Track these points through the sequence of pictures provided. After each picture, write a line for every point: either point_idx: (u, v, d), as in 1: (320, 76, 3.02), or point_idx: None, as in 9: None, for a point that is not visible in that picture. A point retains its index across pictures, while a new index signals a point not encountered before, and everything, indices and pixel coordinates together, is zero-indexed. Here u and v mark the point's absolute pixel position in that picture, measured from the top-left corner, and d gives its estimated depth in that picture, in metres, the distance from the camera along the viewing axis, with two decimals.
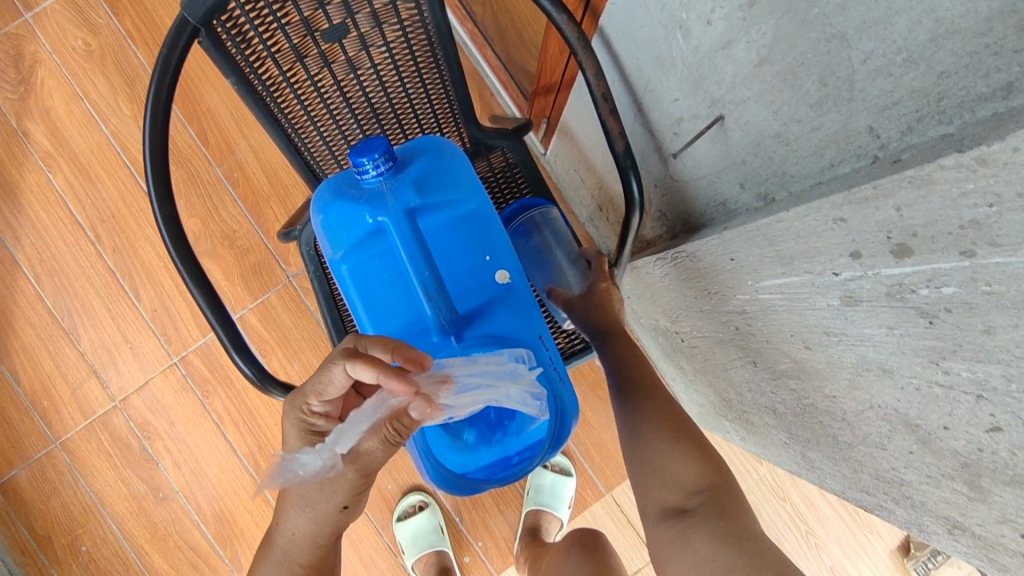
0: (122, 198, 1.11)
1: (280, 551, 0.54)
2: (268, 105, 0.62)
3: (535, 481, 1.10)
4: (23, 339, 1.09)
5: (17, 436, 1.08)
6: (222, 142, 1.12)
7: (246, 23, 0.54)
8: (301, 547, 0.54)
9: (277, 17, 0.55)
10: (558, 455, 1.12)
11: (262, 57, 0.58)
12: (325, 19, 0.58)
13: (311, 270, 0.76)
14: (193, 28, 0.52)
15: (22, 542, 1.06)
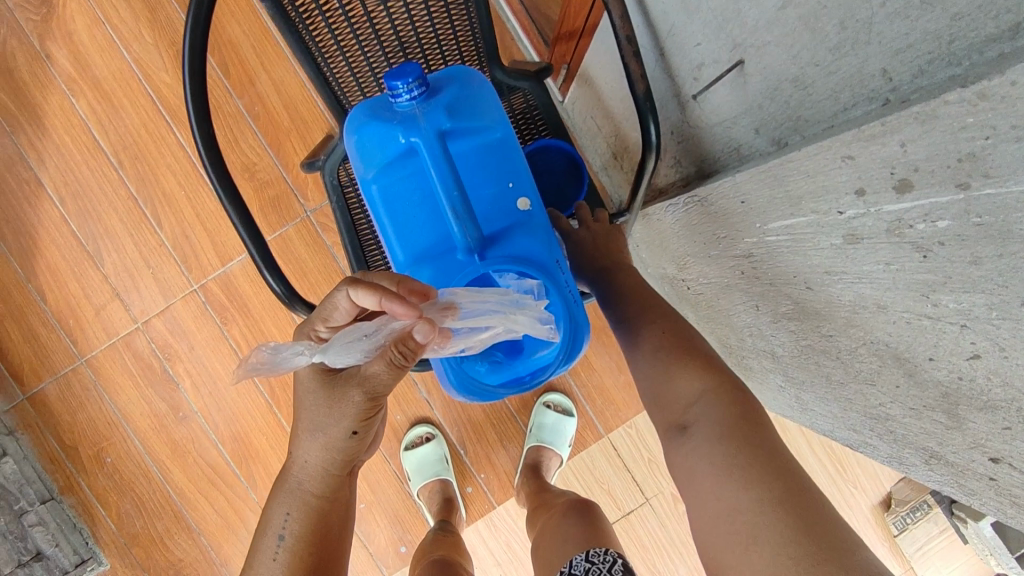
0: (144, 126, 1.12)
1: (293, 481, 0.56)
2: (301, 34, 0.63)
3: (537, 420, 1.15)
4: (49, 260, 1.12)
5: (44, 351, 1.13)
6: (243, 74, 1.13)
7: None
8: (314, 476, 0.56)
9: None
10: (557, 394, 1.16)
11: None
12: None
13: (334, 199, 0.79)
14: None
15: (51, 450, 1.13)
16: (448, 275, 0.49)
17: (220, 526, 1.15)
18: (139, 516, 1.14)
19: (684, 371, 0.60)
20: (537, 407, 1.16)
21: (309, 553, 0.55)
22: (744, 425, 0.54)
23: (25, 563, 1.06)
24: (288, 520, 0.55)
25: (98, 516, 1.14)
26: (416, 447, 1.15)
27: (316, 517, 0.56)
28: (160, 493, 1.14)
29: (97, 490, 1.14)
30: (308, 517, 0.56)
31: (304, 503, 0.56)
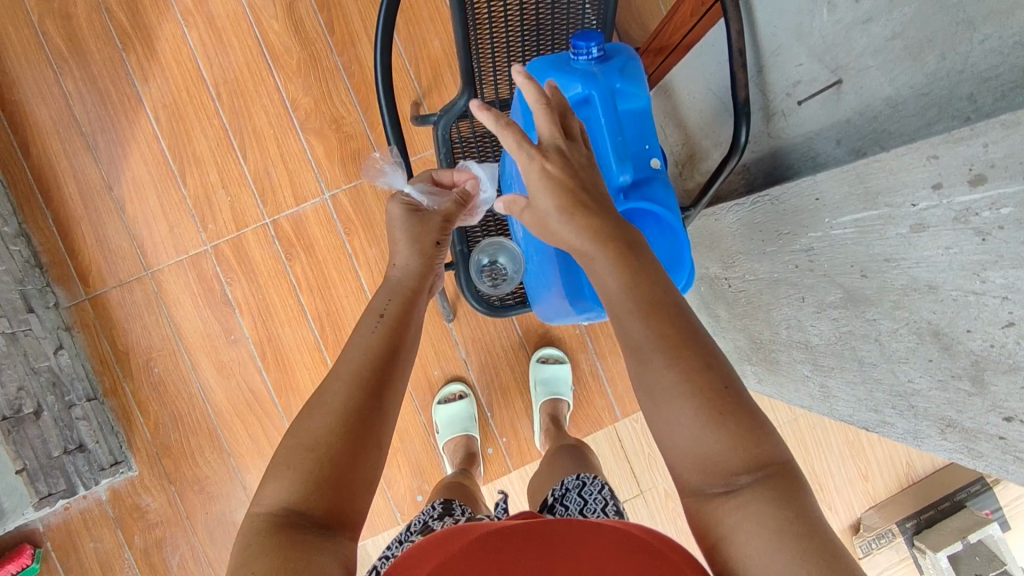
0: (247, 65, 1.20)
1: (393, 279, 0.65)
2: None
3: (539, 375, 1.21)
4: (135, 172, 1.19)
5: (113, 257, 1.19)
6: (346, 34, 1.21)
7: None
8: (411, 275, 0.66)
9: None
10: (549, 348, 1.24)
11: None
12: None
13: (444, 152, 0.90)
14: None
15: (103, 353, 1.18)
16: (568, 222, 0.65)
17: (251, 450, 1.19)
18: (174, 428, 1.19)
19: (666, 356, 0.46)
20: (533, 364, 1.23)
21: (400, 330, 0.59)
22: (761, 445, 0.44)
23: (70, 452, 1.11)
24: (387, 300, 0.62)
25: (137, 422, 1.19)
26: (448, 402, 1.22)
27: (408, 303, 0.63)
28: (198, 409, 1.19)
29: (140, 397, 1.19)
30: (391, 295, 0.63)
31: (400, 292, 0.63)
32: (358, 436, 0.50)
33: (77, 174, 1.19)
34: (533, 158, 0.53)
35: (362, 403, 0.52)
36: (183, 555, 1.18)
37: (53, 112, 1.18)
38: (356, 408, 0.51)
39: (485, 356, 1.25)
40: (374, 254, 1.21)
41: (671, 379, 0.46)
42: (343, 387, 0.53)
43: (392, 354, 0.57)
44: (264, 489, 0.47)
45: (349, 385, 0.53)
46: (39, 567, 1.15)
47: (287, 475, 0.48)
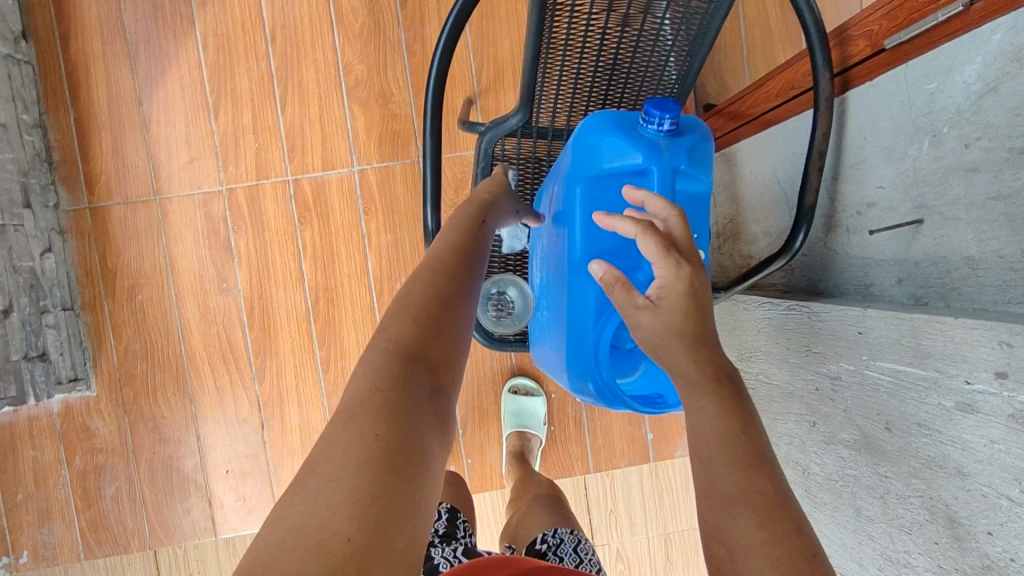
0: (309, 16, 1.15)
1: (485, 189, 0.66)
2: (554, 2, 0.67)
3: (510, 408, 1.12)
4: (169, 94, 1.14)
5: (127, 173, 1.14)
6: (417, 11, 1.15)
7: None
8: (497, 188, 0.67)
9: None
10: (523, 377, 1.14)
11: None
12: None
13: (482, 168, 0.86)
14: None
15: (91, 265, 1.14)
16: (600, 294, 0.60)
17: (213, 402, 1.14)
18: (143, 360, 1.14)
19: (754, 515, 0.41)
20: (505, 394, 1.14)
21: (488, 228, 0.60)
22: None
23: (29, 359, 1.05)
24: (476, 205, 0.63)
25: (106, 342, 1.14)
26: None
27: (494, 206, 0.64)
28: (172, 346, 1.14)
29: (115, 319, 1.14)
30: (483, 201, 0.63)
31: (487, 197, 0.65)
32: (460, 308, 0.50)
33: (110, 80, 1.14)
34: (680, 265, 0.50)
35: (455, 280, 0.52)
36: (119, 488, 1.13)
37: (102, 13, 1.14)
38: (457, 285, 0.51)
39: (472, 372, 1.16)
40: (388, 241, 1.16)
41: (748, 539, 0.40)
42: (445, 260, 0.53)
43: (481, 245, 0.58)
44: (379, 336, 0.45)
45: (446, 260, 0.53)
46: None
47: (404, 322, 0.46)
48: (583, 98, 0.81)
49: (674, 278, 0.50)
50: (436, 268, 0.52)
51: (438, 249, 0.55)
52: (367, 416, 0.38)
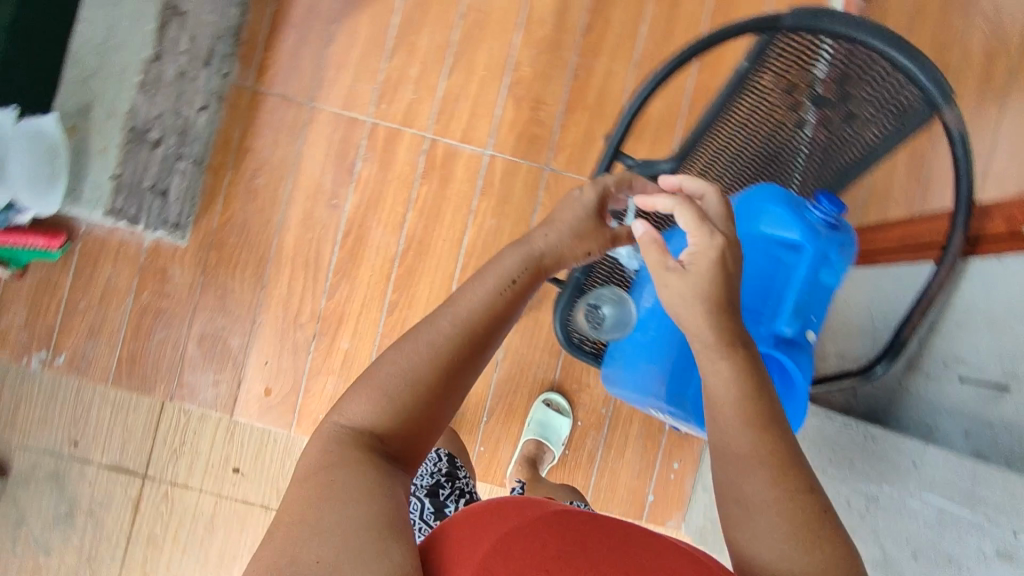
0: (505, 9, 1.23)
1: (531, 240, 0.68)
2: (751, 77, 0.73)
3: (536, 416, 1.12)
4: (361, 24, 1.23)
5: (296, 73, 1.22)
6: (596, 42, 1.23)
7: (791, 47, 0.71)
8: (552, 241, 0.68)
9: (808, 60, 0.71)
10: (558, 393, 1.13)
11: (770, 68, 0.72)
12: (828, 88, 0.72)
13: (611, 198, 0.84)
14: (769, 22, 0.69)
15: (230, 135, 1.20)
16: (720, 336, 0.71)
17: (281, 298, 1.20)
18: (239, 233, 1.20)
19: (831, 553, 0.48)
20: (536, 404, 1.13)
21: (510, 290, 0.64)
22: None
23: (154, 190, 1.16)
24: (510, 259, 0.66)
25: (214, 205, 1.19)
26: None
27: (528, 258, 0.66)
28: (266, 235, 1.20)
29: (230, 190, 1.20)
30: (525, 261, 0.66)
31: (529, 250, 0.67)
32: (446, 375, 0.58)
33: None
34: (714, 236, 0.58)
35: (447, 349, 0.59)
36: (168, 335, 1.19)
37: None
38: (440, 362, 0.58)
39: (517, 369, 1.15)
40: (490, 225, 1.21)
41: (769, 494, 0.51)
42: (450, 330, 0.60)
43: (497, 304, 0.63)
44: (348, 408, 0.56)
45: (450, 325, 0.60)
46: (58, 256, 1.17)
47: (372, 399, 0.56)
48: (727, 182, 0.83)
49: (707, 246, 0.58)
50: (438, 336, 0.59)
51: (449, 315, 0.61)
52: (343, 472, 0.50)
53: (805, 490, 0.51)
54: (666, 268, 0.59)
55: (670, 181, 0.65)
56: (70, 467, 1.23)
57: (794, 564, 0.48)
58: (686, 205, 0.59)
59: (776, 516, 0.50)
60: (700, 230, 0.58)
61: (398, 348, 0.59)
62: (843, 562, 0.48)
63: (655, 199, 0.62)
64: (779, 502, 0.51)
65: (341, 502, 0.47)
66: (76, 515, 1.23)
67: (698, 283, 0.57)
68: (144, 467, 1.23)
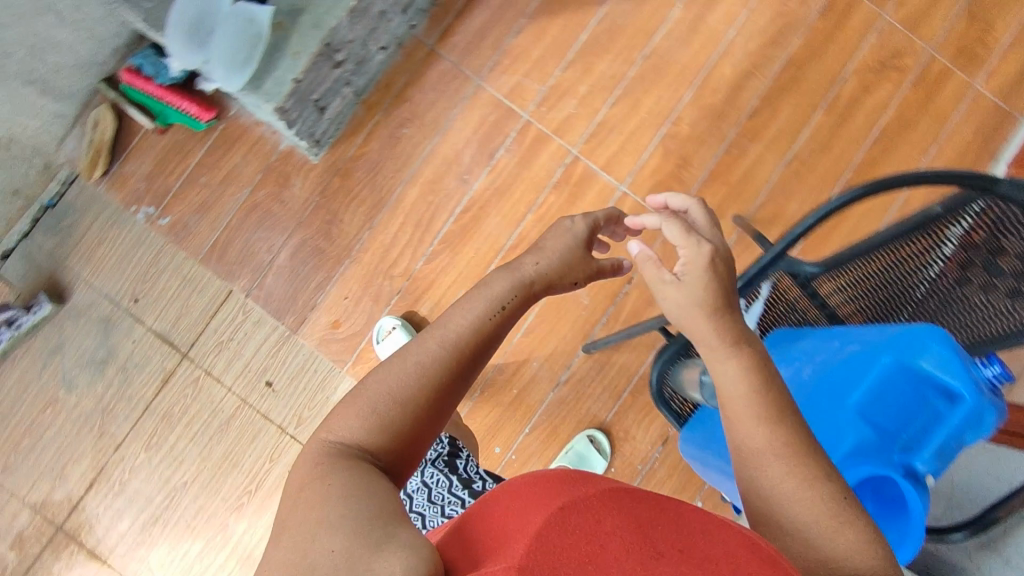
0: (689, 64, 1.23)
1: (519, 267, 0.69)
2: (937, 223, 0.75)
3: (574, 445, 1.13)
4: (551, 25, 1.22)
5: (476, 47, 1.22)
6: (758, 128, 1.23)
7: (990, 212, 0.72)
8: (544, 272, 0.69)
9: (1000, 231, 0.72)
10: (602, 432, 1.14)
11: (961, 223, 0.74)
12: (1005, 261, 0.73)
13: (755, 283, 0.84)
14: (984, 183, 0.70)
15: (394, 81, 1.21)
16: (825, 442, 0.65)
17: (381, 247, 1.20)
18: (368, 171, 1.20)
19: None
20: (581, 435, 1.14)
21: (495, 316, 0.64)
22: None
23: (313, 102, 1.08)
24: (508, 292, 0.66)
25: (355, 137, 1.21)
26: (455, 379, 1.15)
27: (521, 285, 0.67)
28: (390, 185, 1.20)
29: (374, 127, 1.21)
30: (517, 291, 0.67)
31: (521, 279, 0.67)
32: (433, 388, 0.58)
33: None
34: (700, 245, 0.63)
35: (433, 368, 0.59)
36: (266, 238, 1.21)
37: None
38: (425, 380, 0.58)
39: (574, 397, 1.16)
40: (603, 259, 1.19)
41: (787, 487, 0.54)
42: (437, 351, 0.60)
43: (486, 326, 0.63)
44: (338, 427, 0.56)
45: (440, 346, 0.60)
46: (202, 128, 1.20)
47: (359, 419, 0.56)
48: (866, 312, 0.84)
49: (697, 256, 0.62)
50: (427, 357, 0.59)
51: (439, 336, 0.61)
52: (337, 479, 0.51)
53: (822, 478, 0.53)
54: (663, 282, 0.63)
55: (653, 199, 0.69)
56: (124, 321, 1.35)
57: (823, 544, 0.50)
58: (673, 219, 0.63)
59: (802, 505, 0.53)
60: (688, 241, 0.63)
61: (387, 367, 0.60)
62: (868, 549, 0.50)
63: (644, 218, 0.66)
64: (841, 527, 0.51)
65: (334, 502, 0.49)
66: (114, 363, 1.35)
67: (694, 291, 0.62)
68: (187, 346, 1.35)
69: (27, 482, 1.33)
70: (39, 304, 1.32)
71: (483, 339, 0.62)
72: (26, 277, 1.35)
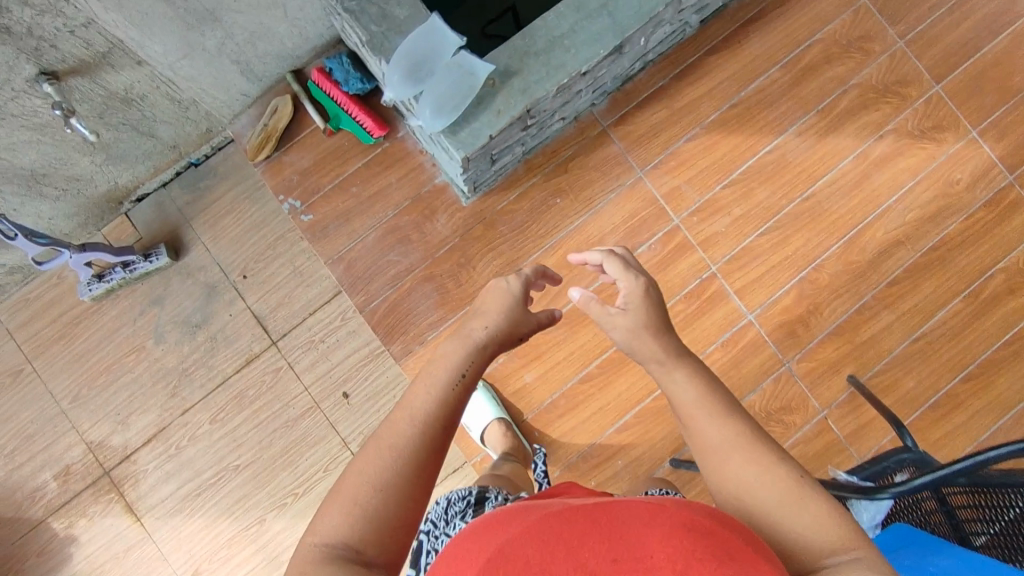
0: (845, 216, 1.24)
1: (469, 330, 0.70)
2: None
3: None
4: (723, 140, 1.24)
5: (646, 140, 1.23)
6: (896, 296, 1.23)
7: None
8: (494, 337, 0.70)
9: None
10: None
11: None
12: None
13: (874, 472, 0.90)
14: None
15: (561, 149, 1.23)
16: None
17: None
18: (513, 229, 1.21)
19: None
20: None
21: (456, 384, 0.65)
22: (849, 544, 0.51)
23: (492, 160, 1.11)
24: (470, 364, 0.67)
25: (509, 193, 1.22)
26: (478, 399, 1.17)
27: (480, 351, 0.69)
28: (529, 248, 1.21)
29: (530, 189, 1.22)
30: (474, 356, 0.68)
31: (471, 344, 0.69)
32: (410, 464, 0.60)
33: (705, 93, 1.25)
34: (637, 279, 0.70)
35: (407, 443, 0.61)
36: (397, 263, 1.21)
37: (758, 58, 1.26)
38: (397, 452, 0.60)
39: None
40: None
41: (749, 475, 0.57)
42: (407, 432, 0.61)
43: (454, 393, 0.65)
44: (318, 526, 0.57)
45: (409, 425, 0.62)
46: (369, 142, 1.22)
47: (340, 514, 0.57)
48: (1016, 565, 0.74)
49: (634, 289, 0.69)
50: (397, 438, 0.61)
51: (407, 416, 0.63)
52: None
53: (802, 501, 0.54)
54: (610, 314, 0.69)
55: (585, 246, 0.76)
56: (227, 292, 1.38)
57: (782, 522, 0.53)
58: (615, 254, 0.71)
59: (767, 487, 0.56)
60: (625, 274, 0.70)
61: (362, 454, 0.61)
62: (827, 519, 0.53)
63: (584, 258, 0.72)
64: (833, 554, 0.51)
65: None
66: (206, 330, 1.37)
67: (639, 316, 0.69)
68: (279, 335, 1.37)
69: (92, 420, 1.35)
70: (157, 255, 1.34)
71: (454, 409, 0.65)
72: (151, 225, 1.39)
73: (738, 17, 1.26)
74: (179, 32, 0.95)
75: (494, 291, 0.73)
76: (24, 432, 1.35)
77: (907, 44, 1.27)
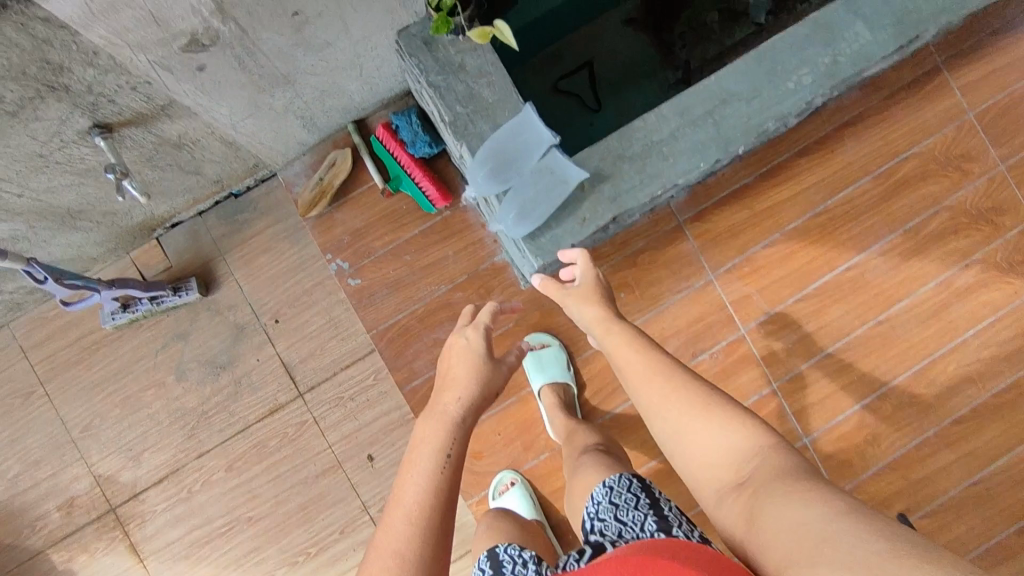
0: (918, 346, 1.17)
1: (442, 405, 0.70)
2: None
3: None
4: (803, 250, 1.17)
5: (722, 241, 1.16)
6: (960, 435, 1.17)
7: None
8: (467, 409, 0.70)
9: None
10: None
11: None
12: None
13: None
14: None
15: (631, 241, 1.16)
16: None
17: None
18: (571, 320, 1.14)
19: None
20: None
21: (443, 462, 0.63)
22: (751, 437, 0.61)
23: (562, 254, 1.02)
24: (453, 443, 0.65)
25: None
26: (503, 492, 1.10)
27: (458, 425, 0.68)
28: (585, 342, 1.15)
29: None
30: (458, 435, 0.67)
31: (447, 419, 0.68)
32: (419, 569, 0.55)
33: (790, 198, 1.17)
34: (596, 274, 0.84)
35: (411, 541, 0.57)
36: (444, 342, 1.13)
37: (849, 167, 1.18)
38: (402, 552, 0.56)
39: None
40: None
41: (661, 397, 0.68)
42: (407, 531, 0.57)
43: (446, 473, 0.63)
44: None
45: (407, 523, 0.58)
46: (429, 211, 1.14)
47: None
48: None
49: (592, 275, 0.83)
50: (397, 543, 0.56)
51: (402, 514, 0.59)
52: None
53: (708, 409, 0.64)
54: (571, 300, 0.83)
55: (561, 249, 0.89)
56: (256, 335, 1.30)
57: (701, 434, 0.63)
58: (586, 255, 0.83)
59: (679, 404, 0.66)
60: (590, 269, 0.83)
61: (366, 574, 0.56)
62: (732, 425, 0.62)
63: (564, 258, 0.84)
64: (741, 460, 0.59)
65: None
66: (230, 373, 1.30)
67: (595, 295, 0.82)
68: (306, 387, 1.30)
69: (101, 451, 1.29)
70: (187, 290, 1.26)
71: (449, 487, 0.62)
72: (182, 254, 1.31)
73: (835, 119, 1.18)
74: (249, 95, 0.88)
75: (457, 353, 0.75)
76: (29, 458, 1.29)
77: (1008, 168, 1.19)
